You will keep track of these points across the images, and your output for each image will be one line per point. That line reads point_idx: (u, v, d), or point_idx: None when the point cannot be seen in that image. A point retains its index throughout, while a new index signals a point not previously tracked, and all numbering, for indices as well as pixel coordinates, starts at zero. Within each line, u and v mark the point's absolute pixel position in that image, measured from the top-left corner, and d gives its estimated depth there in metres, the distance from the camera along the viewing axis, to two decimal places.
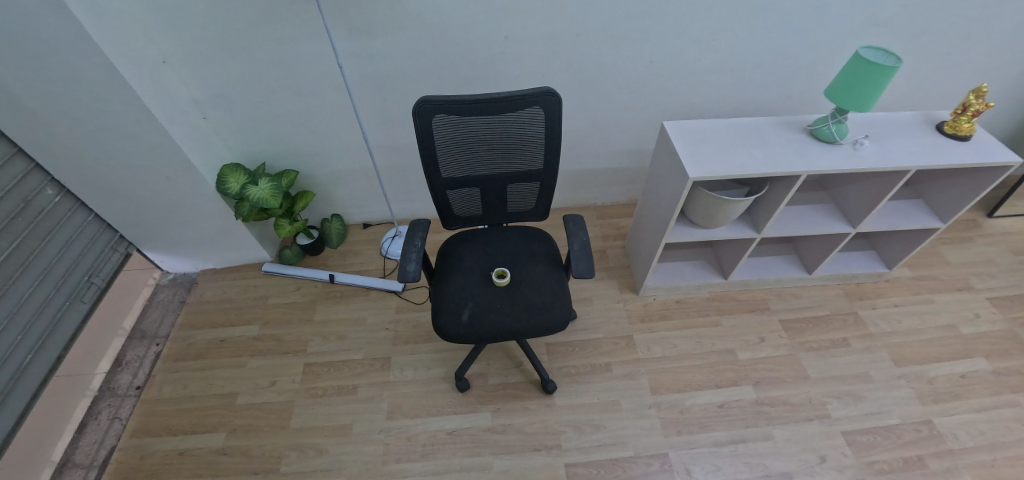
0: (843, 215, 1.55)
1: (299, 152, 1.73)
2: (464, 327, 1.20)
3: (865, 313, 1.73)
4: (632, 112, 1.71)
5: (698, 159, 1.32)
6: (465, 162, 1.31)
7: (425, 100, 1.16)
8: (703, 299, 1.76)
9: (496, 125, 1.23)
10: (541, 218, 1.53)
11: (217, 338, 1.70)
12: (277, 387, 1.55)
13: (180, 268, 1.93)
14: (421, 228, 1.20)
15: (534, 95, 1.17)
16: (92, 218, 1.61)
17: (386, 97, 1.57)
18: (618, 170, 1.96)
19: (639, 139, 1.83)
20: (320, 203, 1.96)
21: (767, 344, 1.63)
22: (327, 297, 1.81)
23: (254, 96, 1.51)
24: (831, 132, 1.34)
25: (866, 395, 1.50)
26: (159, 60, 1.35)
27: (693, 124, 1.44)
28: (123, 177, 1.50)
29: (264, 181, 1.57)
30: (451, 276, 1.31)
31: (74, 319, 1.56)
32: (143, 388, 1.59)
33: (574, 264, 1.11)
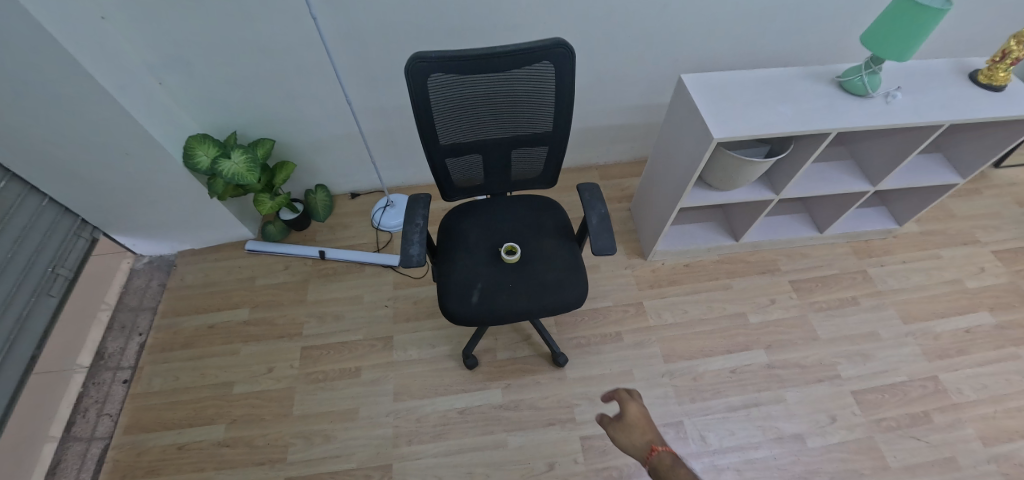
0: (862, 171, 1.47)
1: (274, 118, 1.55)
2: (474, 309, 1.11)
3: (874, 270, 1.70)
4: (641, 64, 1.55)
5: (721, 118, 1.20)
6: (466, 127, 1.17)
7: (417, 56, 1.01)
8: (713, 262, 1.70)
9: (500, 84, 1.09)
10: (549, 186, 1.41)
11: (205, 325, 1.60)
12: (275, 373, 1.48)
13: (154, 250, 1.78)
14: (423, 204, 1.09)
15: (543, 48, 1.03)
16: (46, 203, 1.44)
17: (369, 52, 1.38)
18: (623, 127, 1.83)
19: (647, 92, 1.68)
20: (302, 173, 1.80)
21: (778, 306, 1.60)
22: (318, 275, 1.70)
23: (215, 56, 1.31)
24: (863, 85, 1.23)
25: (874, 354, 1.50)
26: (97, 16, 1.14)
27: (713, 77, 1.32)
28: (75, 155, 1.32)
29: (237, 153, 1.40)
30: (456, 253, 1.21)
31: (44, 314, 1.43)
32: (131, 380, 1.51)
33: (593, 240, 1.02)
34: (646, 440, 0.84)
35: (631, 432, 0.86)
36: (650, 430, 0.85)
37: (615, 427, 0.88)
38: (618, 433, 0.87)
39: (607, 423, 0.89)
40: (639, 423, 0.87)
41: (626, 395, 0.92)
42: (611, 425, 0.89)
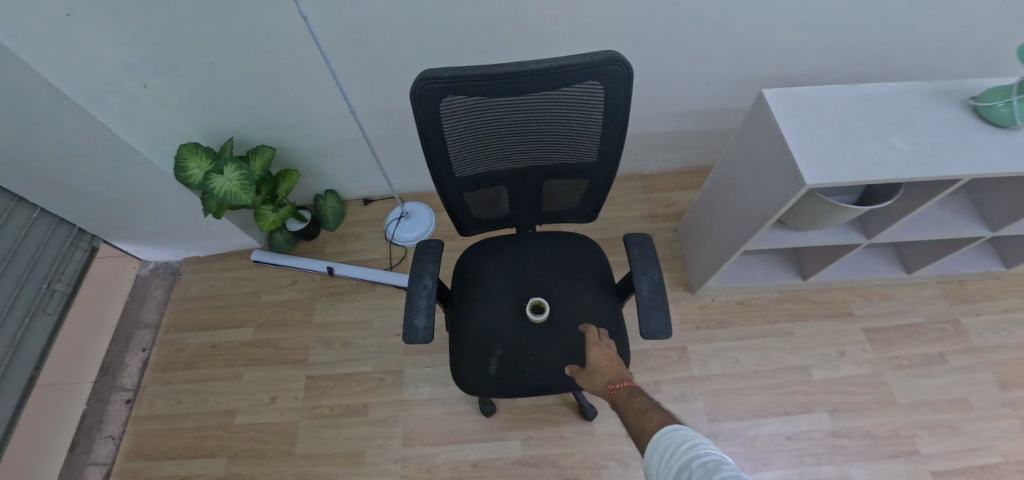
0: (978, 211, 1.18)
1: (273, 121, 1.36)
2: (492, 381, 0.94)
3: (968, 320, 1.43)
4: (707, 65, 1.25)
5: (817, 153, 0.93)
6: (488, 153, 0.94)
7: (424, 77, 0.75)
8: (772, 301, 1.46)
9: (532, 105, 0.83)
10: (590, 214, 1.16)
11: (208, 344, 1.50)
12: (279, 405, 1.38)
13: (158, 256, 1.68)
14: (434, 258, 0.90)
15: (591, 65, 0.75)
16: (38, 214, 1.33)
17: (376, 50, 1.15)
18: (676, 135, 1.54)
19: (711, 97, 1.38)
20: (309, 179, 1.62)
21: (847, 360, 1.37)
22: (327, 294, 1.56)
23: (200, 55, 1.12)
24: (1010, 114, 0.92)
25: (962, 427, 1.27)
26: (64, 15, 0.96)
27: (803, 94, 1.04)
28: (56, 168, 1.18)
29: (230, 168, 1.23)
30: (472, 306, 1.02)
31: (41, 333, 1.36)
32: (134, 400, 1.44)
33: (642, 319, 0.80)
34: (603, 376, 0.83)
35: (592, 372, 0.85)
36: (610, 366, 0.83)
37: (582, 372, 0.87)
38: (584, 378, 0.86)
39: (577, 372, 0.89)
40: (598, 359, 0.86)
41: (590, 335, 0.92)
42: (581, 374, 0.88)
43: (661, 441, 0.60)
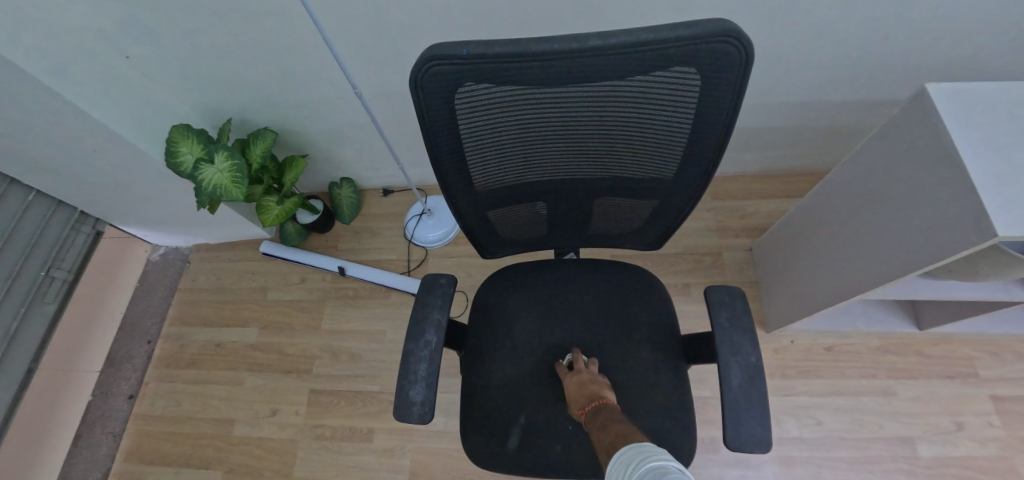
0: None
1: (276, 102, 1.16)
2: (513, 460, 0.73)
3: None
4: (825, 47, 0.93)
5: (1017, 186, 0.62)
6: (523, 160, 0.69)
7: (429, 56, 0.50)
8: (869, 350, 1.17)
9: (588, 99, 0.57)
10: (655, 237, 0.89)
11: (212, 342, 1.39)
12: (279, 419, 1.26)
13: (168, 242, 1.57)
14: (444, 303, 0.69)
15: (688, 44, 0.47)
16: (33, 197, 1.21)
17: (390, 19, 0.90)
18: (763, 132, 1.22)
19: (821, 89, 1.05)
20: (323, 166, 1.44)
21: (968, 435, 1.07)
22: (337, 297, 1.40)
23: (180, 21, 0.92)
24: None
25: None
26: None
27: (988, 93, 0.71)
28: (36, 151, 1.04)
29: (222, 156, 1.05)
30: (492, 355, 0.81)
31: (39, 323, 1.29)
32: (136, 397, 1.37)
33: (727, 423, 0.56)
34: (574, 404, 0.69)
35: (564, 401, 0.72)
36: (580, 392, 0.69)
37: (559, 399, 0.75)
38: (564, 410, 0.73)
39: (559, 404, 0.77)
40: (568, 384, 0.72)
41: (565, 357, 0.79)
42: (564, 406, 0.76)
43: (620, 459, 0.49)
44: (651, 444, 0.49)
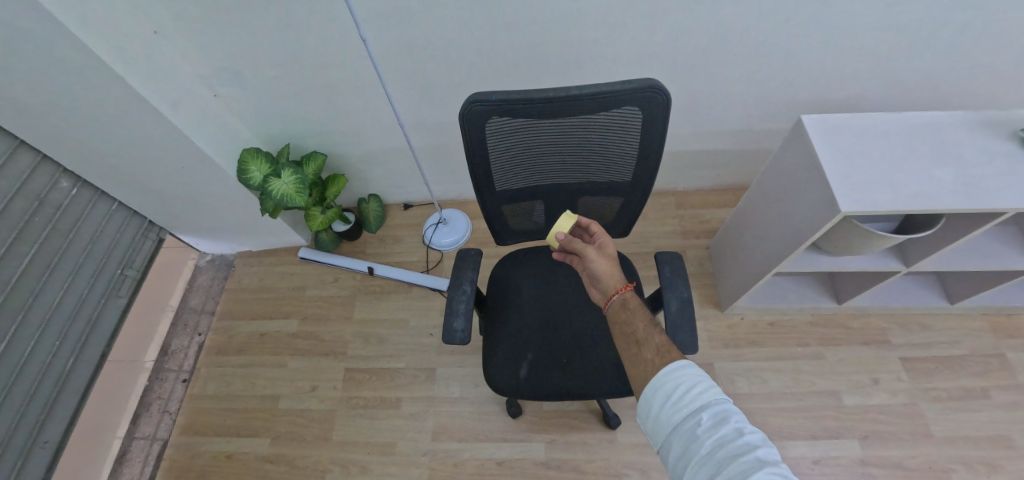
0: None
1: (327, 130, 1.46)
2: (522, 386, 0.99)
3: (1015, 356, 1.37)
4: (745, 88, 1.27)
5: (855, 182, 0.94)
6: (528, 170, 1.00)
7: (475, 99, 0.81)
8: (804, 324, 1.45)
9: (573, 128, 0.89)
10: (623, 229, 1.20)
11: (257, 332, 1.62)
12: (319, 393, 1.48)
13: (216, 249, 1.82)
14: (472, 265, 0.96)
15: (631, 92, 0.79)
16: (116, 206, 1.49)
17: (427, 68, 1.22)
18: (712, 152, 1.55)
19: (750, 119, 1.39)
20: (355, 183, 1.72)
21: (881, 388, 1.34)
22: (366, 292, 1.66)
23: (265, 68, 1.22)
24: None
25: (1003, 466, 1.22)
26: (152, 33, 1.07)
27: (845, 121, 1.04)
28: (137, 169, 1.32)
29: (288, 172, 1.34)
30: (506, 313, 1.08)
31: (113, 313, 1.50)
32: (189, 380, 1.57)
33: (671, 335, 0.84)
34: (615, 275, 0.80)
35: (599, 258, 0.82)
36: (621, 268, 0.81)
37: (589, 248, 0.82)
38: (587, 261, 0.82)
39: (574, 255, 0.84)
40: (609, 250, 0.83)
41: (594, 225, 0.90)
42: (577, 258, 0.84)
43: (669, 382, 0.60)
44: (691, 364, 0.62)
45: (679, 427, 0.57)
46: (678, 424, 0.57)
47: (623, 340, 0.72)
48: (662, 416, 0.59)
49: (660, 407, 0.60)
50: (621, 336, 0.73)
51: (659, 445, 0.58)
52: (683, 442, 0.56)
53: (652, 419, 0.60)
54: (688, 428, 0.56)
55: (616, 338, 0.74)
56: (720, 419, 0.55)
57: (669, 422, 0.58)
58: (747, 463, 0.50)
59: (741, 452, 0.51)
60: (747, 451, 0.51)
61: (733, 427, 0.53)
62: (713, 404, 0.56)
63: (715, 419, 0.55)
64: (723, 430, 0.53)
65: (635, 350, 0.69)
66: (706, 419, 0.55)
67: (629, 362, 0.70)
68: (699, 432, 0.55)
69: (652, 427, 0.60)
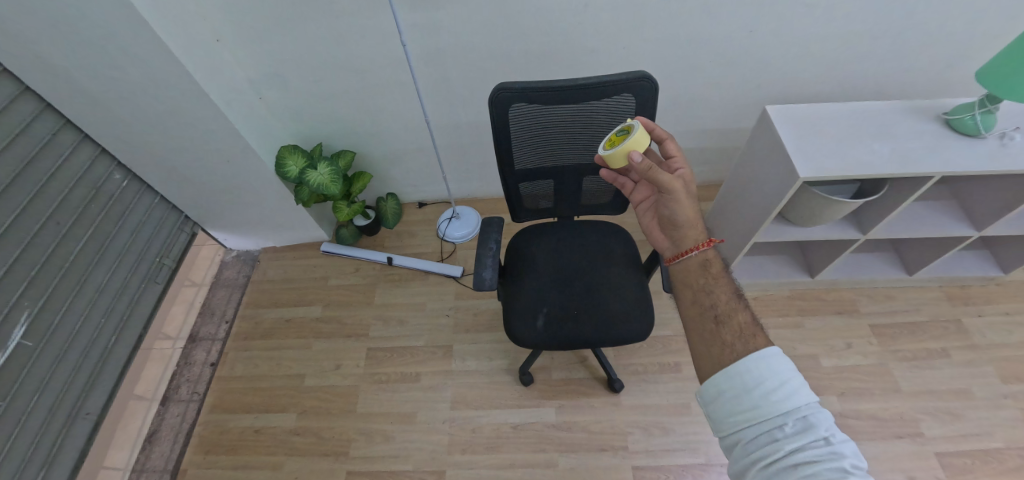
0: (964, 214, 1.35)
1: (356, 131, 1.65)
2: (540, 334, 1.14)
3: (969, 320, 1.55)
4: (719, 89, 1.50)
5: (809, 156, 1.15)
6: (542, 154, 1.18)
7: (502, 86, 1.01)
8: (783, 298, 1.62)
9: (579, 113, 1.08)
10: (619, 210, 1.39)
11: (283, 318, 1.74)
12: (342, 371, 1.58)
13: (242, 245, 1.95)
14: (496, 229, 1.13)
15: (626, 80, 1.00)
16: (158, 200, 1.62)
17: (449, 72, 1.43)
18: (694, 149, 1.76)
19: (725, 118, 1.62)
20: (375, 182, 1.90)
21: (855, 351, 1.50)
22: (386, 280, 1.80)
23: (309, 73, 1.41)
24: (975, 125, 1.13)
25: (965, 414, 1.37)
26: (213, 39, 1.26)
27: (800, 111, 1.26)
28: (186, 162, 1.47)
29: (324, 165, 1.51)
30: (522, 276, 1.24)
31: (150, 299, 1.60)
32: (216, 364, 1.66)
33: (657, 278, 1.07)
34: (696, 225, 0.89)
35: (686, 203, 0.88)
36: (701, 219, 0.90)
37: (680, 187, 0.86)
38: (674, 199, 0.87)
39: (658, 187, 0.87)
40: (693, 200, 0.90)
41: (680, 167, 0.92)
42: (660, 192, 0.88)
43: (760, 372, 0.65)
44: (786, 360, 0.66)
45: (762, 419, 0.63)
46: (761, 416, 0.63)
47: (702, 312, 0.79)
48: (742, 404, 0.65)
49: (743, 394, 0.66)
50: (700, 305, 0.80)
51: (732, 428, 0.66)
52: (762, 433, 0.63)
53: (730, 402, 0.67)
54: (772, 422, 0.62)
55: (694, 304, 0.82)
56: (808, 424, 0.61)
57: (750, 411, 0.64)
58: (829, 471, 0.57)
59: (826, 460, 0.57)
60: (831, 460, 0.57)
61: (821, 435, 0.59)
62: (803, 408, 0.62)
63: (802, 422, 0.61)
64: (810, 436, 0.59)
65: (713, 327, 0.76)
66: (792, 419, 0.61)
67: (703, 335, 0.77)
68: (783, 430, 0.61)
69: (729, 410, 0.67)
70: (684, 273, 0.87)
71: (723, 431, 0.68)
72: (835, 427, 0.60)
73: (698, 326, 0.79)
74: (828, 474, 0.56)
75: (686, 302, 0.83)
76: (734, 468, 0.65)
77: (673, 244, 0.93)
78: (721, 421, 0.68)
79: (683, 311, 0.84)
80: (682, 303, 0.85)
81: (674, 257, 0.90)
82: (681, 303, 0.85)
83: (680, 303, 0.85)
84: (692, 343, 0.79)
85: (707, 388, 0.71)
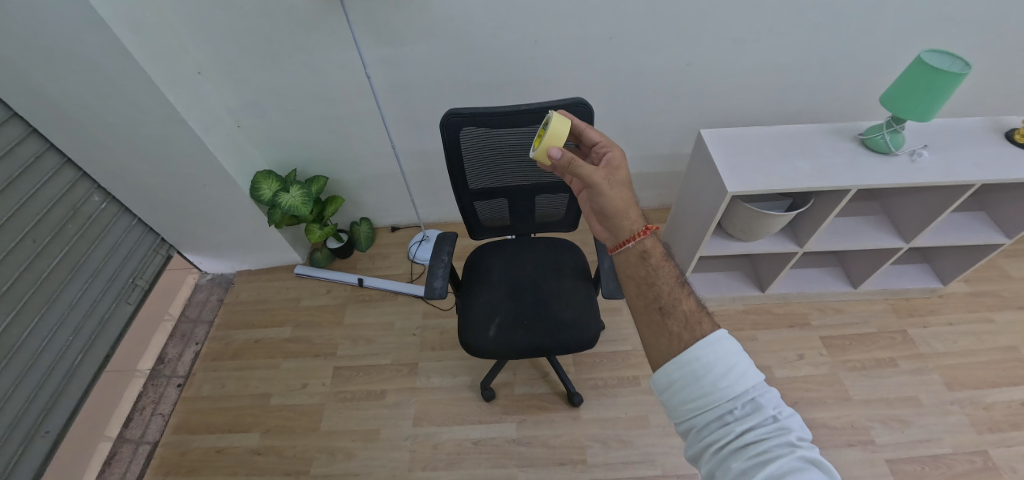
0: (894, 227, 1.45)
1: (330, 158, 1.74)
2: (491, 342, 1.19)
3: (915, 331, 1.61)
4: (665, 117, 1.63)
5: (739, 172, 1.25)
6: (494, 174, 1.25)
7: (452, 112, 1.09)
8: (737, 312, 1.69)
9: (526, 137, 1.15)
10: (572, 227, 1.47)
11: (253, 339, 1.76)
12: (309, 389, 1.60)
13: (217, 268, 2.00)
14: (449, 242, 1.22)
15: (565, 107, 1.07)
16: (135, 222, 1.68)
17: (415, 103, 1.54)
18: (650, 174, 1.88)
19: (674, 143, 1.74)
20: (349, 207, 1.98)
21: (806, 362, 1.55)
22: (356, 300, 1.84)
23: (284, 103, 1.52)
24: (885, 143, 1.25)
25: (914, 421, 1.40)
26: (195, 72, 1.37)
27: (733, 133, 1.38)
28: (164, 185, 1.55)
29: (296, 188, 1.59)
30: (477, 288, 1.30)
31: (120, 319, 1.63)
32: (184, 384, 1.67)
33: (603, 283, 1.16)
34: (629, 214, 0.86)
35: (612, 193, 0.86)
36: (634, 207, 0.87)
37: (603, 179, 0.86)
38: (599, 192, 0.86)
39: (584, 176, 0.86)
40: (621, 188, 0.88)
41: (611, 155, 0.93)
42: (586, 186, 0.87)
43: (709, 359, 0.65)
44: (731, 343, 0.66)
45: (714, 405, 0.63)
46: (712, 403, 0.63)
47: (647, 303, 0.77)
48: (694, 392, 0.65)
49: (694, 382, 0.65)
50: (645, 297, 0.78)
51: (686, 415, 0.65)
52: (714, 418, 0.63)
53: (682, 391, 0.66)
54: (723, 407, 0.63)
55: (638, 296, 0.79)
56: (757, 405, 0.62)
57: (703, 399, 0.64)
58: (779, 447, 0.59)
59: (775, 437, 0.59)
60: (779, 436, 0.60)
61: (770, 414, 0.61)
62: (751, 389, 0.63)
63: (750, 403, 0.63)
64: (759, 416, 0.61)
65: (659, 318, 0.74)
66: (742, 402, 0.62)
67: (650, 328, 0.75)
68: (734, 413, 0.62)
69: (681, 398, 0.66)
70: (625, 264, 0.84)
71: (676, 419, 0.67)
72: (779, 403, 0.63)
73: (645, 318, 0.77)
74: (778, 451, 0.58)
75: (631, 294, 0.81)
76: (689, 454, 0.65)
77: (611, 234, 0.89)
78: (674, 410, 0.67)
79: (629, 304, 0.81)
80: (627, 296, 0.82)
81: (614, 248, 0.86)
82: (627, 296, 0.82)
83: (625, 295, 0.83)
84: (641, 337, 0.77)
85: (658, 378, 0.69)
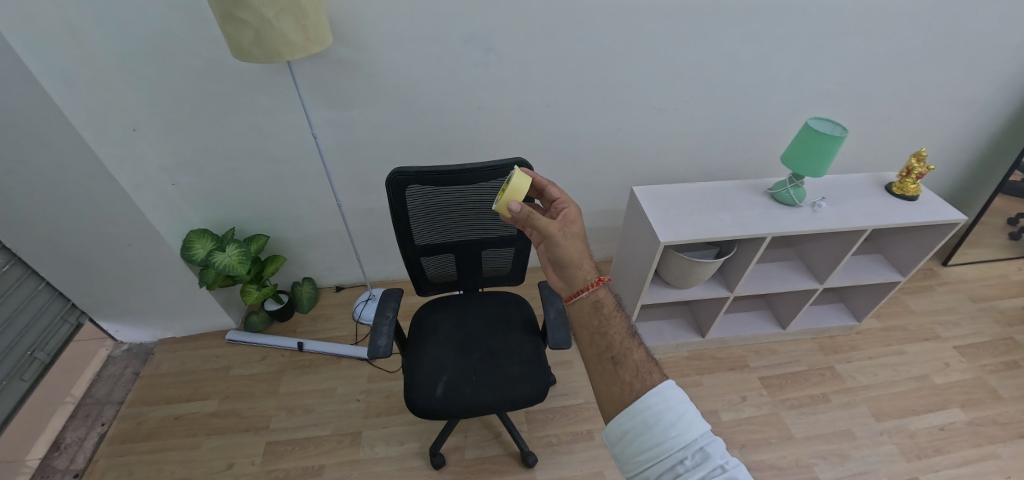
0: (809, 271, 1.61)
1: (272, 217, 1.70)
2: (437, 402, 1.14)
3: (841, 366, 1.73)
4: (602, 175, 1.75)
5: (669, 224, 1.36)
6: (440, 230, 1.26)
7: (397, 171, 1.11)
8: (682, 358, 1.74)
9: (471, 194, 1.19)
10: (518, 281, 1.50)
11: (172, 415, 1.57)
12: (235, 470, 1.43)
13: (136, 337, 1.82)
14: (394, 298, 1.20)
15: (506, 166, 1.13)
16: (42, 286, 1.51)
17: (362, 163, 1.57)
18: (592, 228, 1.98)
19: (612, 199, 1.86)
20: (291, 266, 1.90)
21: (749, 403, 1.60)
22: (295, 367, 1.72)
23: (225, 163, 1.49)
24: (791, 196, 1.42)
25: (852, 454, 1.47)
26: (130, 128, 1.32)
27: (662, 189, 1.51)
28: (82, 245, 1.43)
29: (232, 246, 1.51)
30: (424, 346, 1.27)
31: (9, 400, 1.42)
32: (82, 474, 1.43)
33: (551, 334, 1.16)
34: (583, 265, 0.88)
35: (568, 245, 0.87)
36: (587, 259, 0.89)
37: (559, 231, 0.87)
38: (555, 244, 0.87)
39: (542, 230, 0.86)
40: (576, 241, 0.89)
41: (569, 210, 0.94)
42: (543, 238, 0.88)
43: (659, 408, 0.67)
44: (679, 392, 0.68)
45: (665, 455, 0.64)
46: (664, 453, 0.64)
47: (600, 353, 0.79)
48: (646, 442, 0.66)
49: (646, 432, 0.66)
50: (598, 347, 0.80)
51: (639, 468, 0.66)
52: (666, 470, 0.64)
53: (635, 441, 0.67)
54: (674, 457, 0.64)
55: (591, 346, 0.81)
56: (705, 454, 0.63)
57: (654, 449, 0.65)
58: None
59: None
60: None
61: (718, 463, 0.62)
62: (699, 439, 0.64)
63: (700, 453, 0.64)
64: (708, 467, 0.62)
65: (612, 368, 0.76)
66: (692, 452, 0.64)
67: (604, 377, 0.76)
68: (685, 464, 0.63)
69: (633, 450, 0.67)
70: (579, 315, 0.86)
71: (630, 472, 0.67)
72: (726, 453, 0.64)
73: (598, 368, 0.78)
74: None
75: (585, 343, 0.82)
76: None
77: (565, 284, 0.90)
78: (627, 462, 0.67)
79: (583, 353, 0.83)
80: (581, 345, 0.84)
81: (568, 297, 0.88)
82: (580, 346, 0.84)
83: (579, 346, 0.84)
84: (594, 386, 0.78)
85: (611, 428, 0.70)
